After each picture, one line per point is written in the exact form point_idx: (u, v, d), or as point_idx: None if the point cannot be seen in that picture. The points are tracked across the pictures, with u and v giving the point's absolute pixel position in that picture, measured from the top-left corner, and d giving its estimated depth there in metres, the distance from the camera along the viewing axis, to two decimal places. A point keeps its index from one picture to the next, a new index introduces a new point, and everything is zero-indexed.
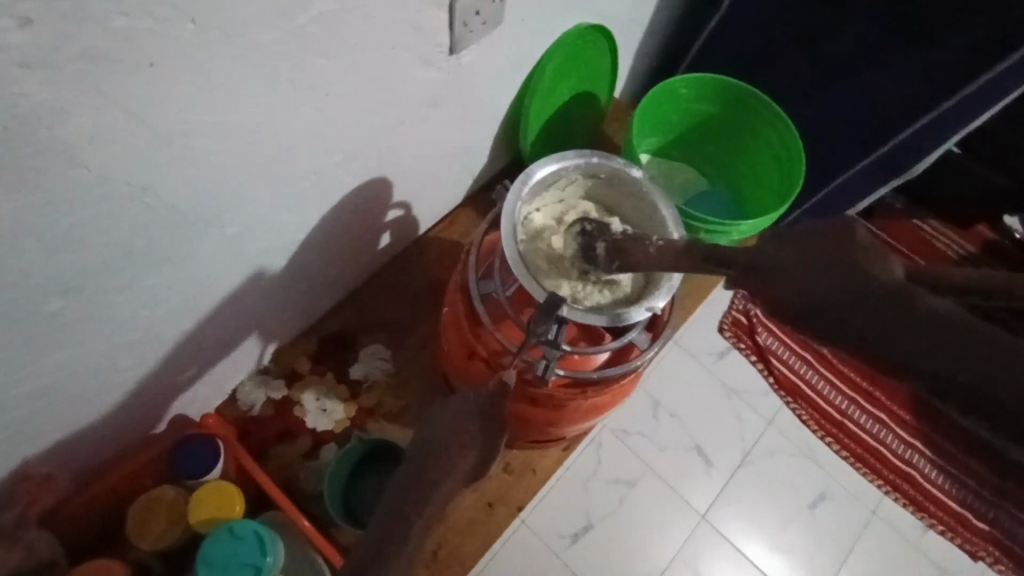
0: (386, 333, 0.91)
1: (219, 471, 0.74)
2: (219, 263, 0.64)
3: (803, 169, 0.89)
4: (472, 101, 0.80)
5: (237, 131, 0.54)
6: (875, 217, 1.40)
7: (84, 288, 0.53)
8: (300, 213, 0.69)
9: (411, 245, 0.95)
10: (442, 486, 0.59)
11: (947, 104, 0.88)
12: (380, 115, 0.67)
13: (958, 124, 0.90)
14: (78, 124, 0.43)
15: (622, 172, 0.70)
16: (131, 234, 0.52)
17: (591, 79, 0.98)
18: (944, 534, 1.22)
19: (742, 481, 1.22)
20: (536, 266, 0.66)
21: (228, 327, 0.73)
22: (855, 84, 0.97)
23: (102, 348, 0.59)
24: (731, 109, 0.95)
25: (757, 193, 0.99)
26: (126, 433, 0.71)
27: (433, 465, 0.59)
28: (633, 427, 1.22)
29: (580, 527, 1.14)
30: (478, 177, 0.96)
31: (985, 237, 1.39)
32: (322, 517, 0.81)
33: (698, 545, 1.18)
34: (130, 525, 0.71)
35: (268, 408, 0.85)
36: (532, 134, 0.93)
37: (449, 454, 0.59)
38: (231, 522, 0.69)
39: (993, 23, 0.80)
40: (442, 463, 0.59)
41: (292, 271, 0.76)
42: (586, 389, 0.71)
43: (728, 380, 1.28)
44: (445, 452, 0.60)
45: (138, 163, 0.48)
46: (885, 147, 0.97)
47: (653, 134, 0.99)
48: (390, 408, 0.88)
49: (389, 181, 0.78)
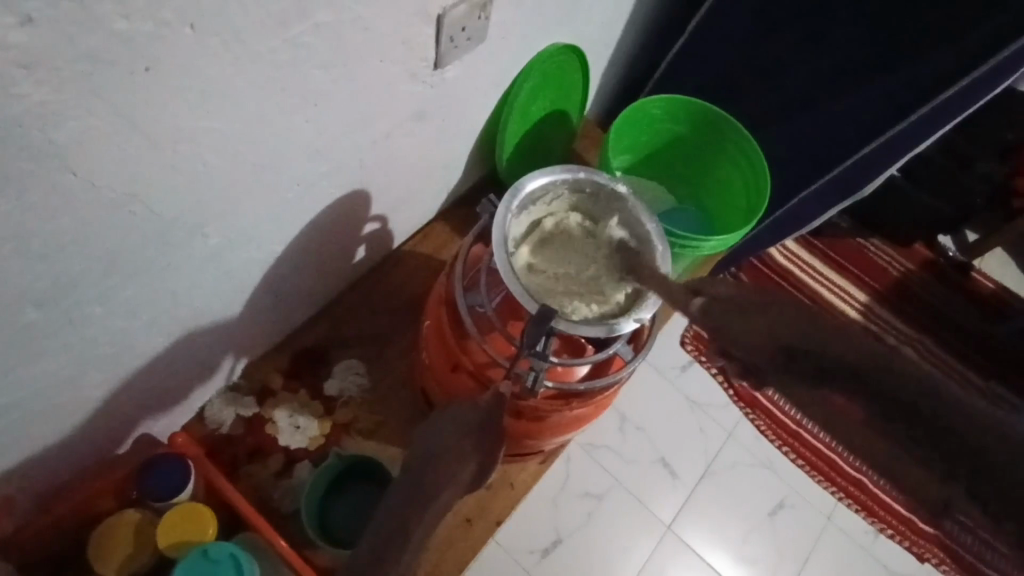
0: (360, 348, 0.89)
1: (189, 492, 0.71)
2: (198, 274, 0.62)
3: (768, 188, 0.93)
4: (453, 116, 0.81)
5: (226, 142, 0.52)
6: (823, 237, 1.48)
7: (58, 301, 0.50)
8: (280, 225, 0.67)
9: (386, 259, 0.94)
10: (442, 496, 0.59)
11: (885, 135, 0.93)
12: (365, 128, 0.67)
13: (904, 148, 0.93)
14: (68, 127, 0.41)
15: (607, 187, 0.72)
16: (114, 243, 0.50)
17: (565, 97, 1.00)
18: (894, 538, 1.27)
19: (704, 490, 1.25)
20: (538, 286, 0.68)
21: (201, 342, 0.71)
22: (811, 110, 1.02)
23: (72, 364, 0.56)
24: (700, 131, 0.99)
25: (723, 212, 1.03)
26: (90, 454, 0.68)
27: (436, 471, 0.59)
28: (600, 440, 1.24)
29: (550, 541, 1.16)
30: (452, 191, 0.97)
31: (922, 256, 1.48)
32: (298, 537, 0.79)
33: (665, 556, 1.20)
34: (93, 552, 0.68)
35: (238, 426, 0.82)
36: (508, 150, 0.94)
37: (451, 461, 0.59)
38: (205, 545, 0.67)
39: (939, 55, 0.86)
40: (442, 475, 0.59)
41: (268, 284, 0.74)
42: (571, 400, 0.72)
43: (690, 393, 1.31)
44: (448, 460, 0.59)
45: (127, 169, 0.47)
46: (835, 171, 1.01)
47: (625, 152, 1.02)
48: (366, 424, 0.86)
49: (368, 193, 0.78)
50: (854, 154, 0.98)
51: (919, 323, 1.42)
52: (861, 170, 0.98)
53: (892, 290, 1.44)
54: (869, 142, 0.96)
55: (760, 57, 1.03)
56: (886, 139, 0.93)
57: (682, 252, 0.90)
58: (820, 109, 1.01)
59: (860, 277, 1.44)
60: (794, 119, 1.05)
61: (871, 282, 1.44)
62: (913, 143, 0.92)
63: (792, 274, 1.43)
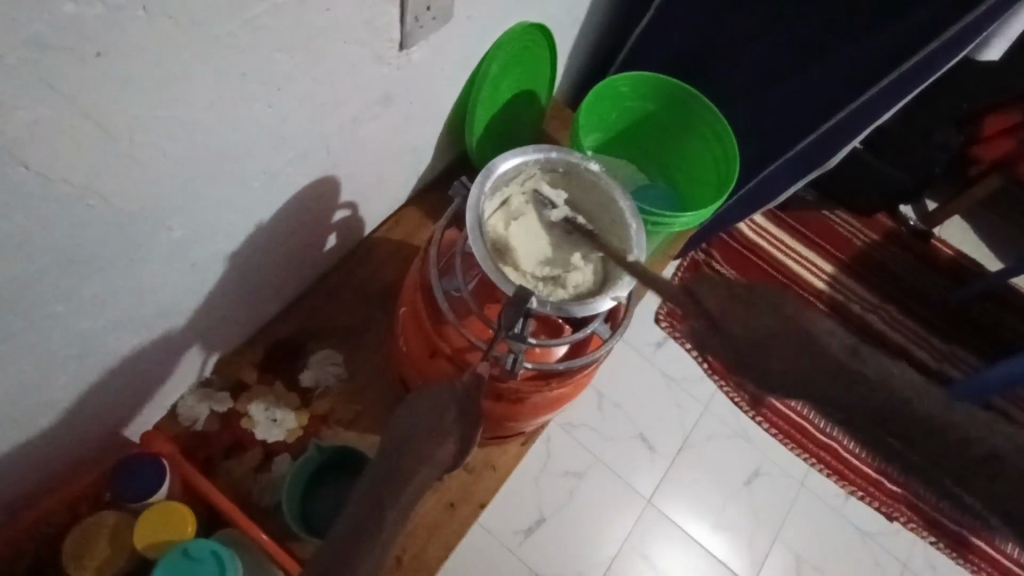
0: (335, 338, 0.88)
1: (165, 492, 0.70)
2: (163, 268, 0.60)
3: (737, 163, 0.94)
4: (420, 99, 0.79)
5: (185, 131, 0.51)
6: (789, 210, 1.50)
7: (15, 302, 0.48)
8: (247, 215, 0.66)
9: (358, 247, 0.92)
10: (418, 474, 0.58)
11: (845, 111, 0.95)
12: (331, 113, 0.65)
13: (865, 123, 0.95)
14: (16, 118, 0.39)
15: (580, 166, 0.72)
16: (73, 239, 0.48)
17: (534, 77, 0.99)
18: (864, 500, 1.31)
19: (682, 464, 1.27)
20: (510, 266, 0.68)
21: (168, 338, 0.69)
22: (776, 85, 1.03)
23: (33, 367, 0.54)
24: (668, 108, 0.99)
25: (692, 187, 1.04)
26: (59, 458, 0.66)
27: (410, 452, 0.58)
28: (579, 419, 1.25)
29: (533, 521, 1.17)
30: (423, 175, 0.95)
31: (885, 226, 1.52)
32: (280, 530, 0.78)
33: (645, 529, 1.22)
34: (67, 557, 0.66)
35: (213, 422, 0.80)
36: (478, 131, 0.93)
37: (426, 441, 0.59)
38: (184, 544, 0.65)
39: (900, 27, 0.87)
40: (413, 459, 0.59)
41: (237, 276, 0.72)
42: (550, 381, 0.72)
43: (666, 369, 1.33)
44: (424, 442, 0.59)
45: (82, 160, 0.45)
46: (798, 147, 1.03)
47: (596, 131, 1.01)
48: (344, 414, 0.85)
49: (337, 180, 0.76)
50: (817, 129, 1.00)
51: (883, 290, 1.46)
52: (823, 145, 1.00)
53: (857, 260, 1.48)
54: (830, 118, 0.98)
55: (724, 33, 1.03)
56: (844, 115, 0.95)
57: (654, 230, 0.91)
58: (783, 83, 1.02)
59: (826, 249, 1.48)
60: (759, 94, 1.05)
61: (837, 252, 1.48)
62: (873, 117, 0.94)
63: (760, 248, 1.45)
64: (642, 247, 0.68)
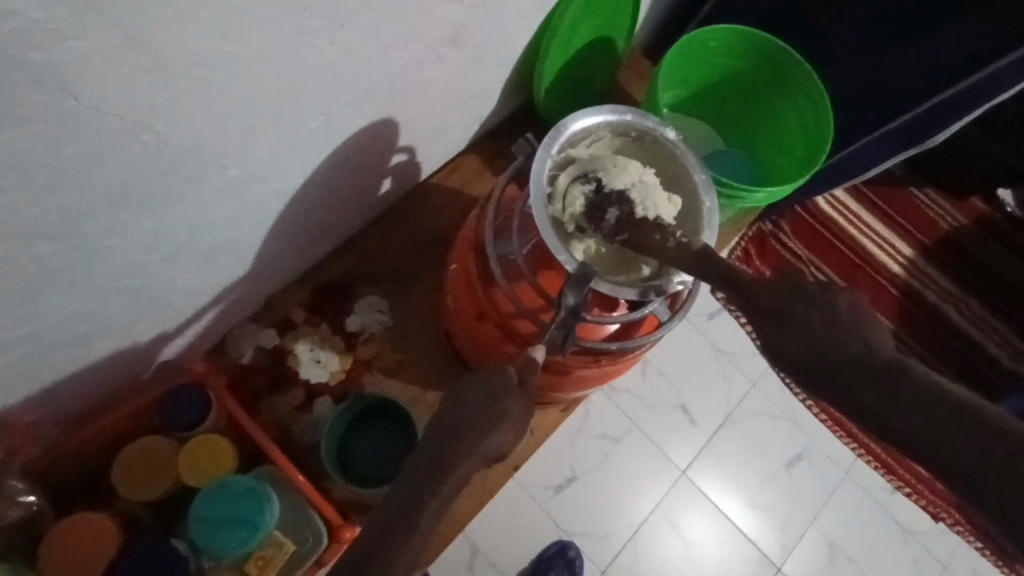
0: (384, 284, 0.87)
1: (210, 424, 0.72)
2: (216, 206, 0.59)
3: (831, 135, 0.85)
4: (490, 41, 0.74)
5: (242, 67, 0.48)
6: (875, 185, 1.37)
7: (69, 234, 0.48)
8: (301, 156, 0.63)
9: (412, 192, 0.89)
10: (462, 463, 0.52)
11: (950, 91, 0.85)
12: (394, 53, 0.61)
13: (954, 117, 0.87)
14: (70, 48, 0.37)
15: (655, 133, 0.68)
16: (125, 175, 0.47)
17: (613, 22, 0.91)
18: (910, 497, 1.25)
19: (724, 438, 1.24)
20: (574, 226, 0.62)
21: (218, 274, 0.68)
22: (885, 47, 0.91)
23: (87, 296, 0.55)
24: (759, 67, 0.91)
25: (774, 157, 0.95)
26: (112, 381, 0.68)
27: (458, 439, 0.53)
28: (621, 383, 1.22)
29: (565, 479, 1.17)
30: (485, 122, 0.90)
31: (978, 210, 1.38)
32: (317, 470, 0.80)
33: (677, 500, 1.20)
34: (116, 476, 0.69)
35: (261, 356, 0.81)
36: (548, 79, 0.87)
37: (473, 431, 0.54)
38: (226, 478, 0.69)
39: None
40: (463, 453, 0.53)
41: (290, 217, 0.71)
42: (599, 357, 0.69)
43: (717, 341, 1.27)
44: (471, 430, 0.53)
45: (138, 95, 0.43)
46: (896, 122, 0.92)
47: (674, 86, 0.93)
48: (387, 361, 0.85)
49: (396, 123, 0.72)
50: (915, 107, 0.90)
51: (964, 280, 1.34)
52: (923, 123, 0.90)
53: (940, 245, 1.36)
54: (930, 97, 0.88)
55: None
56: (948, 96, 0.85)
57: (728, 203, 0.85)
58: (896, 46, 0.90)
59: (908, 229, 1.36)
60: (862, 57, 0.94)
61: (919, 235, 1.36)
62: (985, 97, 0.84)
63: (839, 227, 1.34)
64: (712, 230, 0.65)
